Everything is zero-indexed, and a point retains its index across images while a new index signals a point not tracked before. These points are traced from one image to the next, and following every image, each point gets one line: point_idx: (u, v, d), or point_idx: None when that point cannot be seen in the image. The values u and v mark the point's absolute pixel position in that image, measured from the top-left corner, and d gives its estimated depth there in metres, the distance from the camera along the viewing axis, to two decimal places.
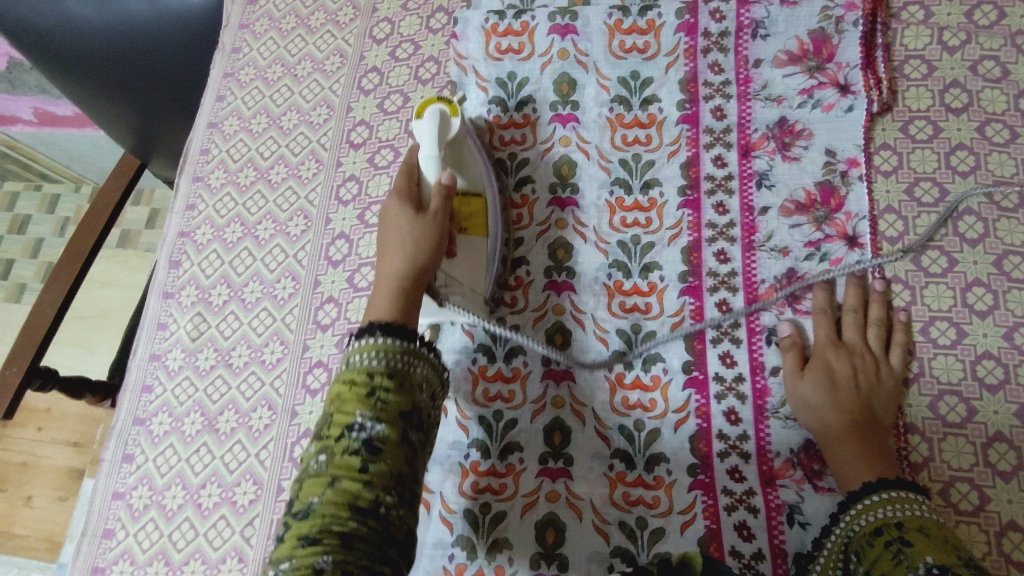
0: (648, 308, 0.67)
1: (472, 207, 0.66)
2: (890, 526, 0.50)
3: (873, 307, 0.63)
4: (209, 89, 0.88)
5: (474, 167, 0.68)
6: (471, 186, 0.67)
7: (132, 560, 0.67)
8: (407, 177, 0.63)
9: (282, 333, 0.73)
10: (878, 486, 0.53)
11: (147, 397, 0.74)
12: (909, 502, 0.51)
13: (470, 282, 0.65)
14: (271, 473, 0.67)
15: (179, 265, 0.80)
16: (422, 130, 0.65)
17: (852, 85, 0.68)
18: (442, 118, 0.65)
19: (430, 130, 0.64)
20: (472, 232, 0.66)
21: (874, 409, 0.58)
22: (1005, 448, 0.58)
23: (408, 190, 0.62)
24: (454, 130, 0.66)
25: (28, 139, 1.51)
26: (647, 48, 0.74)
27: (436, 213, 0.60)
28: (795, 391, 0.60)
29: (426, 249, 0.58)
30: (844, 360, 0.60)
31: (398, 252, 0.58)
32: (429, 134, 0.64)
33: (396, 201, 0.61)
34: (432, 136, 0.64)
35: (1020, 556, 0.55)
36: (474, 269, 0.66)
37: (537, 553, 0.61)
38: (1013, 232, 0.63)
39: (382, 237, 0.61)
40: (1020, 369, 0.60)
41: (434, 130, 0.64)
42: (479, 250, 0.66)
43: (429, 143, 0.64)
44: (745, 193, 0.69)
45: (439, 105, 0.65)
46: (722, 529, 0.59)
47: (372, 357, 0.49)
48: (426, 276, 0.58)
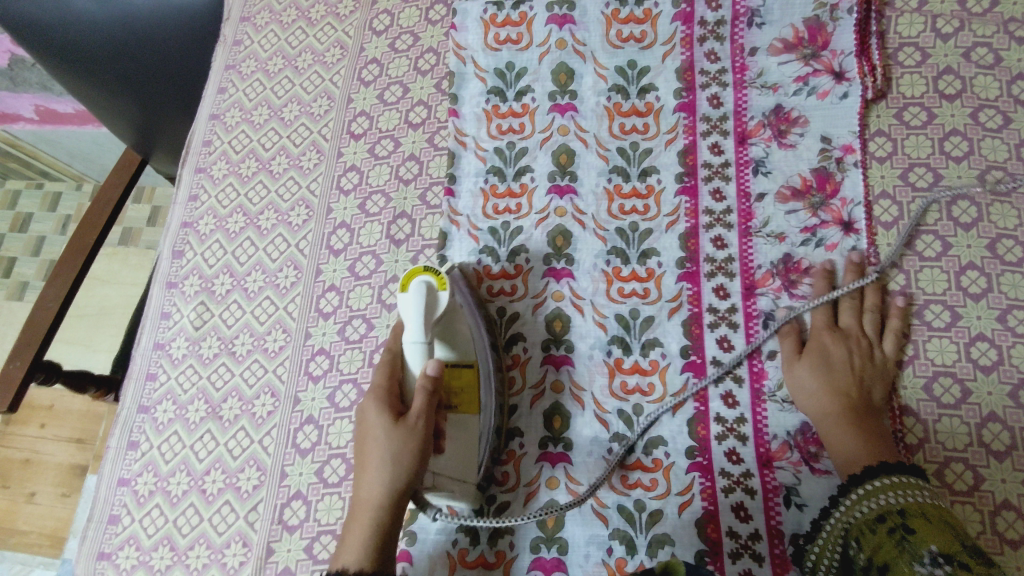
0: (646, 293, 0.68)
1: (463, 382, 0.60)
2: (892, 513, 0.51)
3: (869, 292, 0.64)
4: (211, 82, 0.89)
5: (467, 333, 0.61)
6: (462, 357, 0.61)
7: (138, 546, 0.68)
8: (389, 371, 0.59)
9: (284, 321, 0.74)
10: (879, 471, 0.54)
11: (151, 385, 0.75)
12: (909, 488, 0.52)
13: (460, 471, 0.59)
14: (274, 459, 0.68)
15: (183, 255, 0.81)
16: (406, 306, 0.57)
17: (846, 72, 0.69)
18: (429, 294, 0.58)
19: (415, 309, 0.57)
20: (463, 410, 0.59)
21: (870, 393, 0.59)
22: (999, 428, 0.59)
23: (388, 388, 0.57)
24: (442, 306, 0.58)
25: (28, 136, 1.51)
26: (645, 38, 0.75)
27: (416, 418, 0.55)
28: (792, 374, 0.61)
29: (404, 467, 0.54)
30: (841, 344, 0.61)
31: (375, 477, 0.54)
32: (414, 316, 0.57)
33: (376, 404, 0.56)
34: (418, 317, 0.57)
35: (1014, 535, 0.56)
36: (465, 454, 0.59)
37: (537, 537, 0.62)
38: (1006, 216, 0.64)
39: (361, 439, 0.57)
40: (1013, 350, 0.60)
41: (421, 311, 0.57)
42: (474, 432, 0.60)
43: (416, 323, 0.57)
44: (742, 180, 0.69)
45: (426, 280, 0.58)
46: (720, 510, 0.60)
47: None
48: (406, 499, 0.54)
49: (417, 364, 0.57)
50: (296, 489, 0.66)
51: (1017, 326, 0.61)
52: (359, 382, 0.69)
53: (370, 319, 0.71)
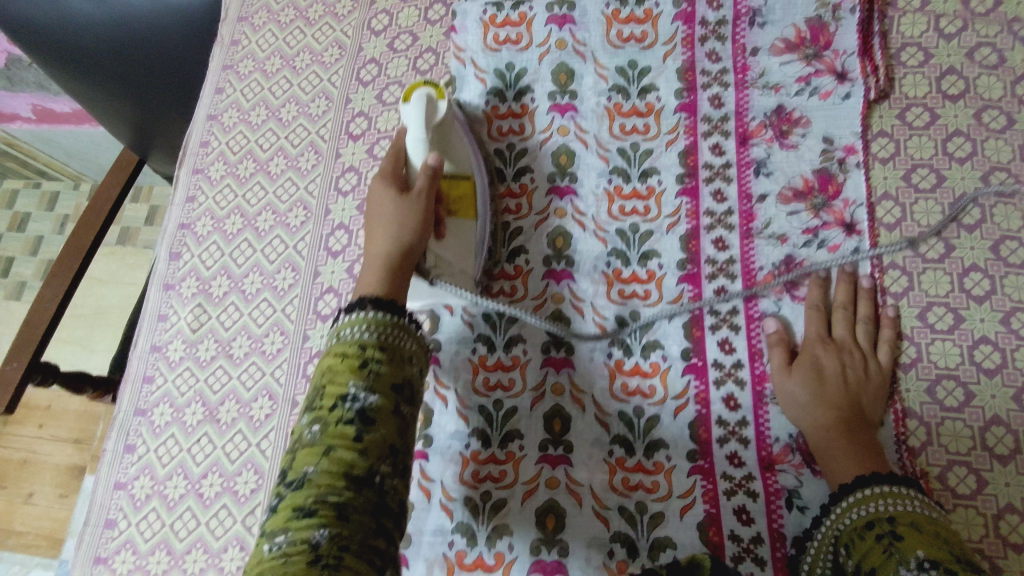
0: (647, 294, 0.68)
1: (461, 190, 0.67)
2: (882, 520, 0.51)
3: (862, 304, 0.63)
4: (209, 82, 0.89)
5: (463, 148, 0.68)
6: (459, 169, 0.67)
7: (135, 550, 0.67)
8: (394, 159, 0.63)
9: (282, 323, 0.73)
10: (871, 480, 0.53)
11: (148, 388, 0.74)
12: (901, 497, 0.51)
13: (458, 262, 0.66)
14: (272, 462, 0.68)
15: (180, 256, 0.80)
16: (410, 115, 0.64)
17: (849, 72, 0.69)
18: (429, 102, 0.64)
19: (417, 114, 0.64)
20: (460, 214, 0.67)
21: (862, 406, 0.59)
22: (1003, 432, 0.58)
23: (394, 172, 0.62)
24: (441, 113, 0.65)
25: (25, 136, 1.50)
26: (645, 38, 0.75)
27: (422, 193, 0.60)
28: (784, 386, 0.61)
29: (412, 229, 0.58)
30: (833, 356, 0.61)
31: (385, 234, 0.58)
32: (416, 117, 0.64)
33: (382, 182, 0.61)
34: (419, 119, 0.63)
35: (1017, 539, 0.55)
36: (461, 249, 0.67)
37: (537, 539, 0.61)
38: (1010, 217, 0.63)
39: (368, 217, 0.61)
40: (1017, 353, 0.60)
41: (422, 112, 0.63)
42: (471, 230, 0.67)
43: (417, 124, 0.63)
44: (743, 180, 0.69)
45: (427, 90, 0.65)
46: (722, 514, 0.59)
47: (362, 330, 0.50)
48: (413, 257, 0.58)
49: (418, 155, 0.63)
50: None
51: (1021, 329, 0.60)
52: None
53: None
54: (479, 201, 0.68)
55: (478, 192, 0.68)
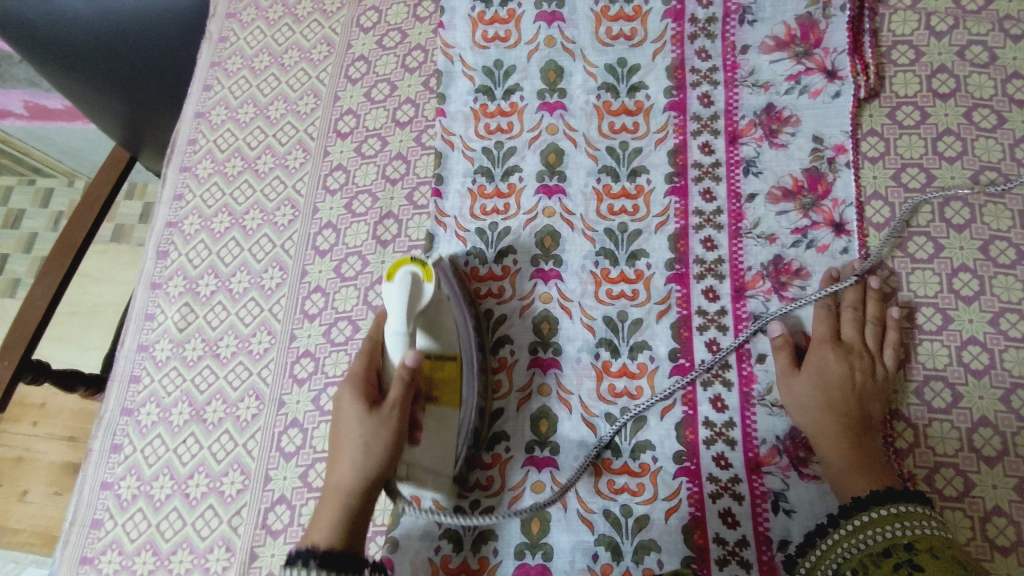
0: (635, 294, 0.67)
1: (444, 376, 0.60)
2: (899, 547, 0.50)
3: (871, 305, 0.62)
4: (197, 79, 0.88)
5: (450, 326, 0.61)
6: (444, 350, 0.61)
7: (121, 550, 0.67)
8: (367, 360, 0.59)
9: (269, 323, 0.73)
10: (887, 499, 0.52)
11: (134, 387, 0.74)
12: (916, 519, 0.51)
13: (435, 464, 0.59)
14: (259, 462, 0.67)
15: (167, 255, 0.80)
16: (390, 297, 0.57)
17: (839, 70, 0.68)
18: (413, 285, 0.57)
19: (399, 299, 0.57)
20: (443, 403, 0.60)
21: (867, 410, 0.58)
22: (990, 433, 0.58)
23: (366, 380, 0.57)
24: (426, 297, 0.58)
25: (18, 133, 1.49)
26: (634, 35, 0.74)
27: (393, 410, 0.55)
28: (790, 389, 0.60)
29: (379, 456, 0.54)
30: (843, 361, 0.59)
31: (348, 463, 0.54)
32: (396, 306, 0.57)
33: (352, 390, 0.57)
34: (400, 308, 0.56)
35: (1004, 541, 0.55)
36: (441, 447, 0.59)
37: (522, 543, 0.61)
38: (999, 217, 0.63)
39: (336, 428, 0.57)
40: (1006, 354, 0.60)
41: (405, 299, 0.57)
42: (452, 426, 0.60)
43: (399, 313, 0.57)
44: (732, 179, 0.68)
45: (413, 269, 0.58)
46: (707, 516, 0.59)
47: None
48: (377, 489, 0.54)
49: (396, 354, 0.57)
50: (280, 493, 0.66)
51: (1009, 329, 0.60)
52: None
53: (356, 322, 0.70)
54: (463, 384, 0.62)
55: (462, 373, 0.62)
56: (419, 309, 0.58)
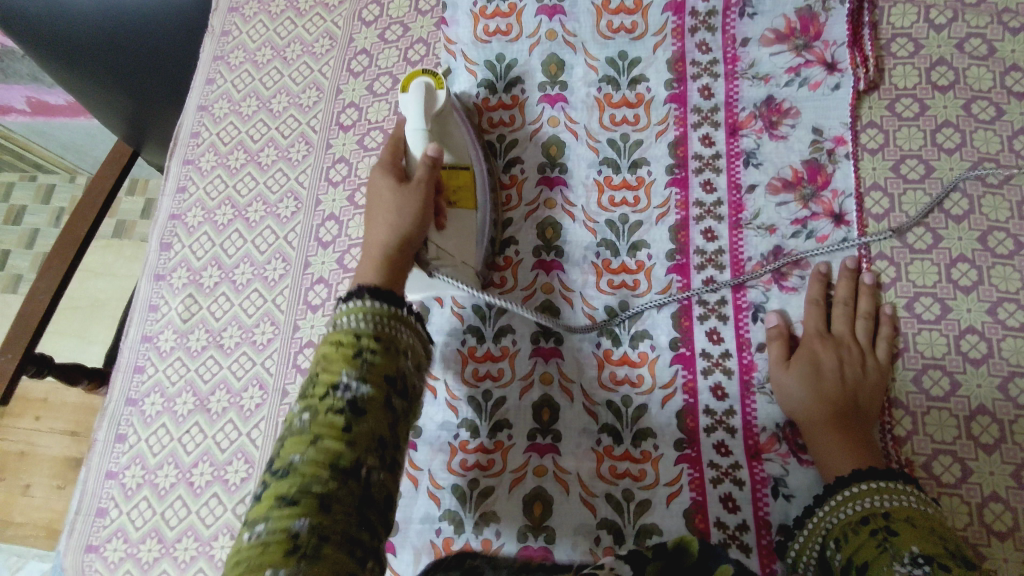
0: (636, 284, 0.68)
1: (460, 179, 0.66)
2: (877, 515, 0.50)
3: (863, 300, 0.63)
4: (199, 73, 0.89)
5: (462, 139, 0.68)
6: (458, 160, 0.66)
7: (126, 538, 0.68)
8: (392, 152, 0.62)
9: (273, 313, 0.74)
10: (866, 475, 0.53)
11: (139, 377, 0.75)
12: (896, 493, 0.51)
13: (458, 252, 0.64)
14: (263, 451, 0.68)
15: (170, 247, 0.80)
16: (407, 102, 0.64)
17: (838, 63, 0.69)
18: (427, 90, 0.64)
19: (415, 102, 0.64)
20: (461, 205, 0.66)
21: (858, 401, 0.59)
22: (988, 421, 0.58)
23: (393, 162, 0.61)
24: (439, 102, 0.65)
25: (20, 128, 1.50)
26: (635, 28, 0.74)
27: (422, 180, 0.58)
28: (781, 381, 0.61)
29: (412, 216, 0.56)
30: (831, 352, 0.61)
31: (383, 222, 0.56)
32: (414, 106, 0.63)
33: (380, 172, 0.60)
34: (418, 107, 0.63)
35: (1001, 527, 0.56)
36: (463, 241, 0.65)
37: (524, 526, 0.62)
38: (998, 208, 0.64)
39: (368, 209, 0.59)
40: (1003, 343, 0.60)
41: (421, 102, 0.63)
42: (469, 222, 0.66)
43: (417, 112, 0.63)
44: (732, 171, 0.69)
45: (425, 79, 0.65)
46: (708, 501, 0.60)
47: (359, 320, 0.47)
48: (412, 244, 0.56)
49: (418, 146, 0.63)
50: None
51: (1007, 319, 0.61)
52: None
53: None
54: (479, 190, 0.68)
55: (477, 181, 0.68)
56: (435, 112, 0.65)
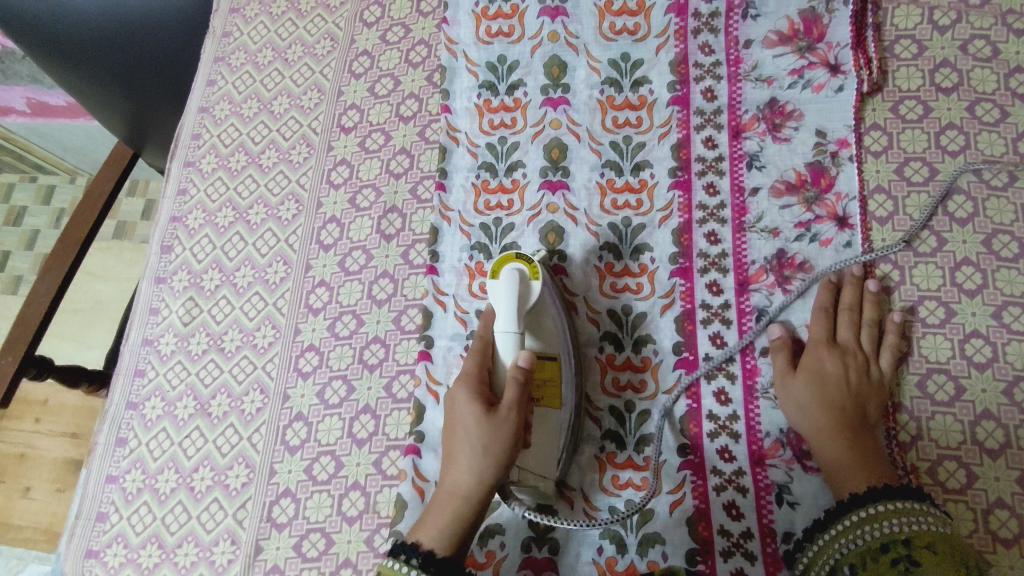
0: (639, 288, 0.67)
1: (545, 374, 0.60)
2: (898, 542, 0.50)
3: (868, 308, 0.62)
4: (200, 74, 0.88)
5: (551, 327, 0.62)
6: (546, 349, 0.61)
7: (127, 543, 0.68)
8: (479, 359, 0.58)
9: (274, 317, 0.73)
10: (884, 496, 0.52)
11: (139, 381, 0.74)
12: (914, 515, 0.50)
13: (540, 469, 0.58)
14: (264, 456, 0.68)
15: (171, 250, 0.80)
16: (500, 295, 0.59)
17: (842, 65, 0.68)
18: (521, 283, 0.59)
19: (508, 296, 0.58)
20: (546, 403, 0.60)
21: (863, 411, 0.58)
22: (993, 426, 0.58)
23: (479, 378, 0.57)
24: (533, 296, 0.60)
25: (20, 129, 1.49)
26: (638, 30, 0.74)
27: (512, 412, 0.54)
28: (786, 389, 0.60)
29: (497, 462, 0.54)
30: (837, 360, 0.60)
31: (466, 464, 0.54)
32: (506, 305, 0.59)
33: (465, 390, 0.56)
34: (512, 301, 0.58)
35: (1006, 534, 0.56)
36: (547, 452, 0.59)
37: (527, 538, 0.61)
38: (1002, 211, 0.63)
39: (449, 425, 0.57)
40: (1008, 348, 0.60)
41: (514, 299, 0.58)
42: (554, 427, 0.60)
43: (508, 309, 0.58)
44: (735, 174, 0.69)
45: (519, 270, 0.60)
46: (711, 509, 0.60)
47: None
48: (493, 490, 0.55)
49: (508, 353, 0.58)
50: (285, 487, 0.66)
51: (1012, 323, 0.60)
52: (349, 379, 0.68)
53: (360, 316, 0.71)
54: (563, 386, 0.61)
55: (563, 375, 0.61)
56: (528, 307, 0.60)
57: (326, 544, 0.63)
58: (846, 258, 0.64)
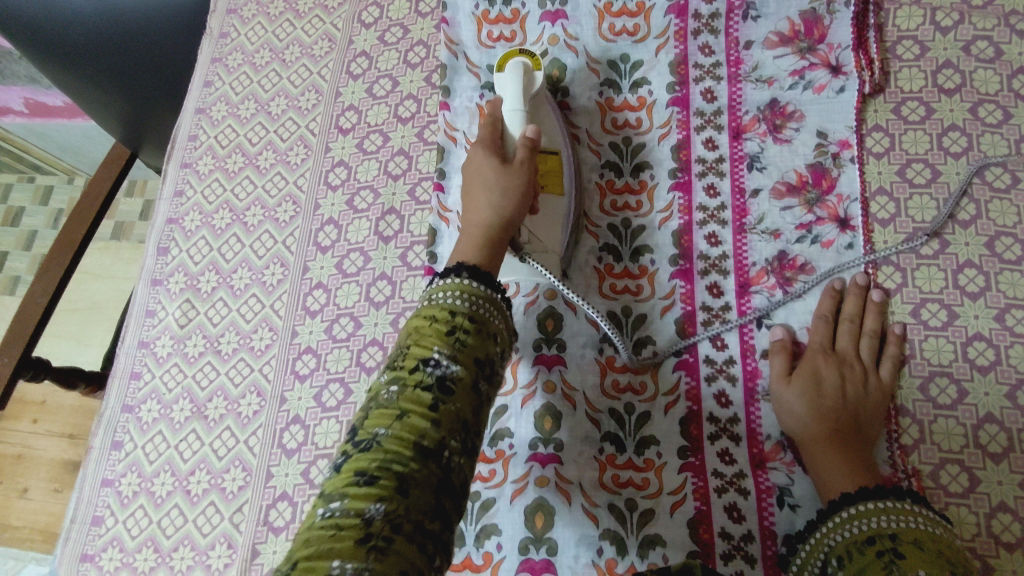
0: (639, 290, 0.67)
1: (549, 164, 0.66)
2: (883, 536, 0.49)
3: (870, 318, 0.62)
4: (197, 75, 0.88)
5: (551, 125, 0.68)
6: (547, 142, 0.67)
7: (122, 547, 0.67)
8: (490, 130, 0.62)
9: (271, 319, 0.73)
10: (875, 494, 0.52)
11: (135, 384, 0.74)
12: (905, 513, 0.50)
13: (546, 239, 0.64)
14: (260, 459, 0.67)
15: (168, 251, 0.79)
16: (505, 83, 0.65)
17: (843, 66, 0.68)
18: (525, 71, 0.65)
19: (513, 80, 0.64)
20: (549, 189, 0.66)
21: (858, 420, 0.58)
22: (996, 429, 0.58)
23: (493, 140, 0.62)
24: (537, 84, 0.65)
25: (18, 129, 1.49)
26: (637, 31, 0.74)
27: (523, 163, 0.60)
28: (780, 395, 0.59)
29: (512, 199, 0.57)
30: (834, 368, 0.60)
31: (485, 201, 0.57)
32: (512, 85, 0.64)
33: (481, 150, 0.61)
34: (517, 85, 0.64)
35: (1009, 538, 0.55)
36: (552, 226, 0.65)
37: (525, 539, 0.61)
38: (1005, 213, 0.63)
39: (467, 184, 0.61)
40: (1011, 350, 0.59)
41: (519, 82, 0.64)
42: (559, 210, 0.66)
43: (513, 92, 0.64)
44: (736, 175, 0.68)
45: (523, 61, 0.65)
46: (712, 511, 0.59)
47: (456, 299, 0.49)
48: (511, 228, 0.57)
49: (515, 125, 0.63)
50: (282, 490, 0.65)
51: (1015, 325, 0.60)
52: (347, 382, 0.68)
53: (358, 317, 0.70)
54: (565, 175, 0.67)
55: (564, 167, 0.67)
56: (533, 93, 0.65)
57: None
58: (845, 264, 0.63)
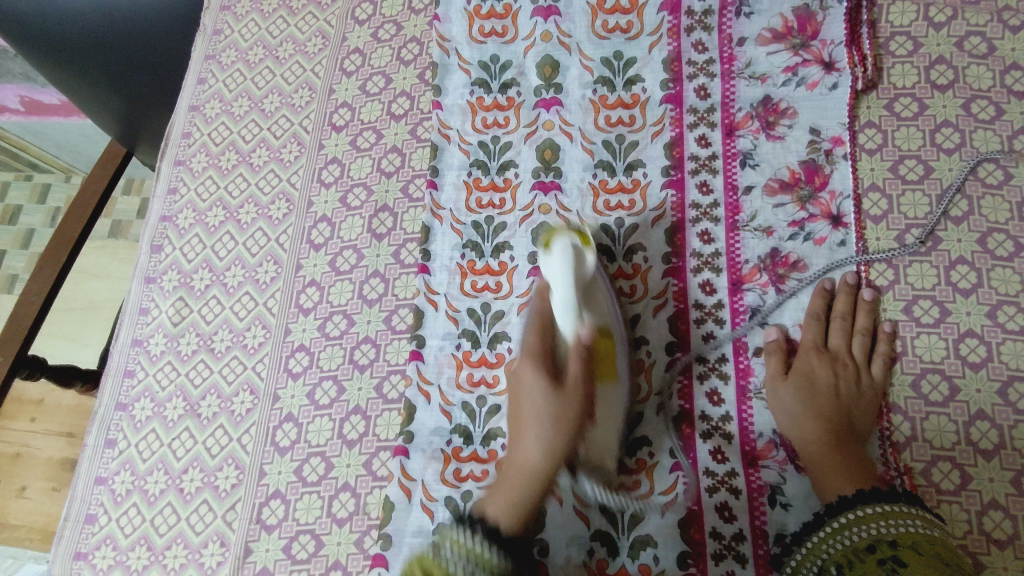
0: (632, 289, 0.67)
1: (603, 349, 0.58)
2: (884, 543, 0.50)
3: (861, 315, 0.62)
4: (190, 72, 0.87)
5: (605, 302, 0.60)
6: (602, 325, 0.59)
7: (115, 545, 0.67)
8: (540, 334, 0.59)
9: (264, 317, 0.73)
10: (872, 498, 0.53)
11: (128, 382, 0.74)
12: (901, 517, 0.51)
13: (603, 443, 0.58)
14: (254, 457, 0.67)
15: (161, 249, 0.79)
16: (553, 268, 0.57)
17: (836, 62, 0.68)
18: (575, 254, 0.57)
19: (564, 265, 0.57)
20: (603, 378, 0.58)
21: (851, 419, 0.58)
22: (988, 426, 0.58)
23: (543, 349, 0.58)
24: (589, 268, 0.58)
25: (14, 127, 1.50)
26: (631, 28, 0.74)
27: (575, 386, 0.55)
28: (775, 394, 0.60)
29: (565, 432, 0.54)
30: (827, 367, 0.60)
31: (535, 443, 0.55)
32: (563, 272, 0.57)
33: (531, 366, 0.57)
34: (569, 272, 0.56)
35: (1000, 535, 0.55)
36: (609, 426, 0.58)
37: None
38: (998, 209, 0.63)
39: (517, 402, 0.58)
40: (1003, 347, 0.59)
41: (569, 270, 0.56)
42: (615, 402, 0.59)
43: (564, 280, 0.57)
44: (728, 172, 0.68)
45: (572, 240, 0.58)
46: (703, 511, 0.59)
47: (462, 560, 0.50)
48: (563, 463, 0.55)
49: (568, 326, 0.57)
50: (275, 488, 0.65)
51: (1006, 322, 0.60)
52: (340, 380, 0.68)
53: (351, 315, 0.70)
54: (620, 358, 0.60)
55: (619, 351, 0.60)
56: (585, 277, 0.58)
57: (316, 546, 0.62)
58: (838, 262, 0.63)
